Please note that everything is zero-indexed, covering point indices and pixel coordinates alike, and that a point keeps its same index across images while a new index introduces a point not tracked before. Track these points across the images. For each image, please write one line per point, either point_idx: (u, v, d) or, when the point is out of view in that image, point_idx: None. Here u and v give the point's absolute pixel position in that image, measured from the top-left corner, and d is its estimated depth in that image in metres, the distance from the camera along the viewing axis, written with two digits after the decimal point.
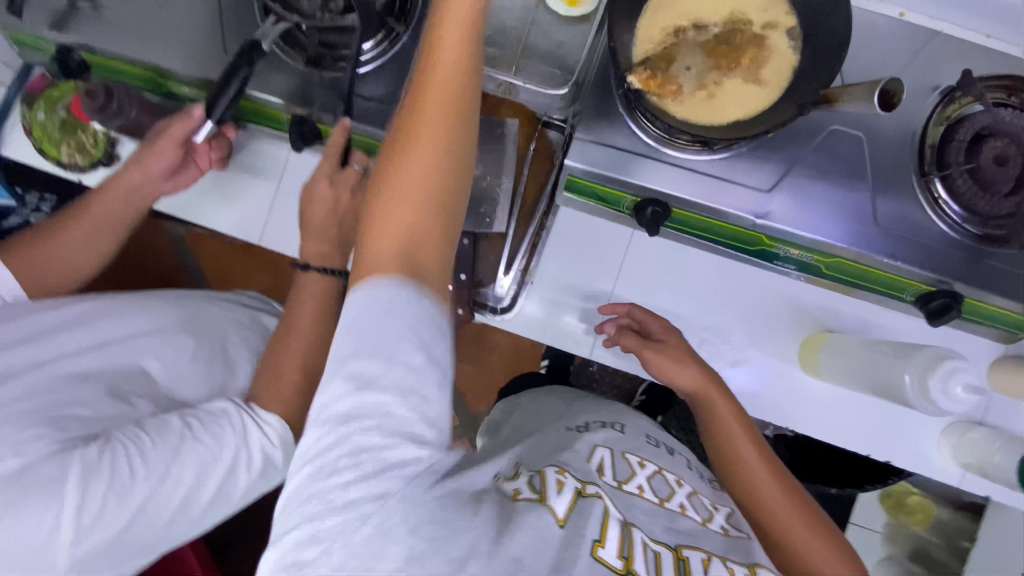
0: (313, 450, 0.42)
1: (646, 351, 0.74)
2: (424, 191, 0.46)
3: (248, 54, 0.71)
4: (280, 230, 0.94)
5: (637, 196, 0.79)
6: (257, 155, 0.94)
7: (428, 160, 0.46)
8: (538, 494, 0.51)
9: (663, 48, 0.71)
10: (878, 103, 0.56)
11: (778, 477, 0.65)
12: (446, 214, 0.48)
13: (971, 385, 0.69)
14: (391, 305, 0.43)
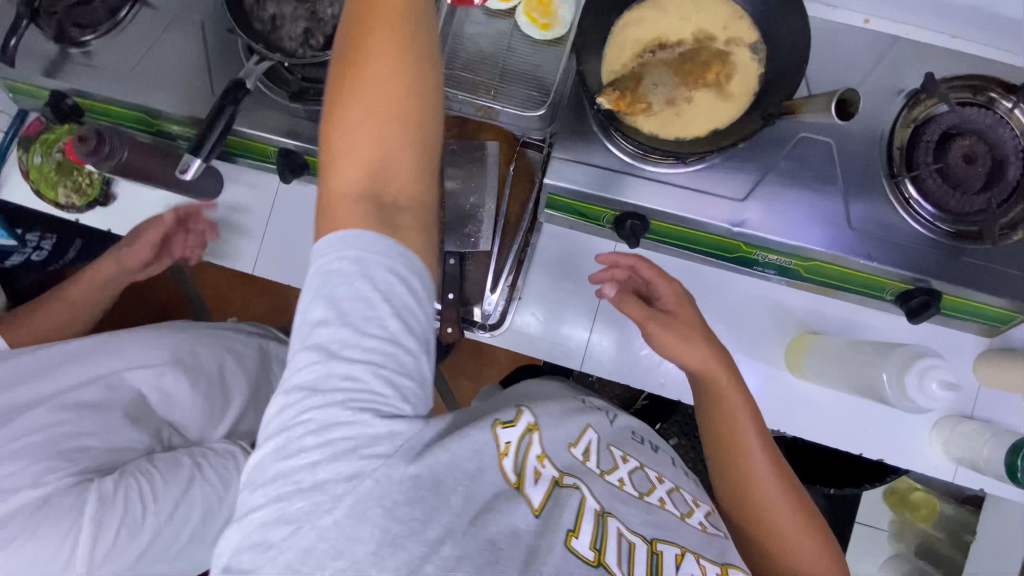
0: (281, 439, 0.44)
1: (650, 325, 0.68)
2: (391, 152, 0.49)
3: (234, 93, 0.74)
4: (272, 259, 0.96)
5: (617, 211, 0.82)
6: (247, 186, 0.96)
7: (389, 124, 0.48)
8: (517, 476, 0.52)
9: (630, 68, 0.74)
10: (836, 112, 0.59)
11: (780, 477, 0.65)
12: (417, 176, 0.50)
13: (946, 382, 0.71)
14: (365, 268, 0.45)
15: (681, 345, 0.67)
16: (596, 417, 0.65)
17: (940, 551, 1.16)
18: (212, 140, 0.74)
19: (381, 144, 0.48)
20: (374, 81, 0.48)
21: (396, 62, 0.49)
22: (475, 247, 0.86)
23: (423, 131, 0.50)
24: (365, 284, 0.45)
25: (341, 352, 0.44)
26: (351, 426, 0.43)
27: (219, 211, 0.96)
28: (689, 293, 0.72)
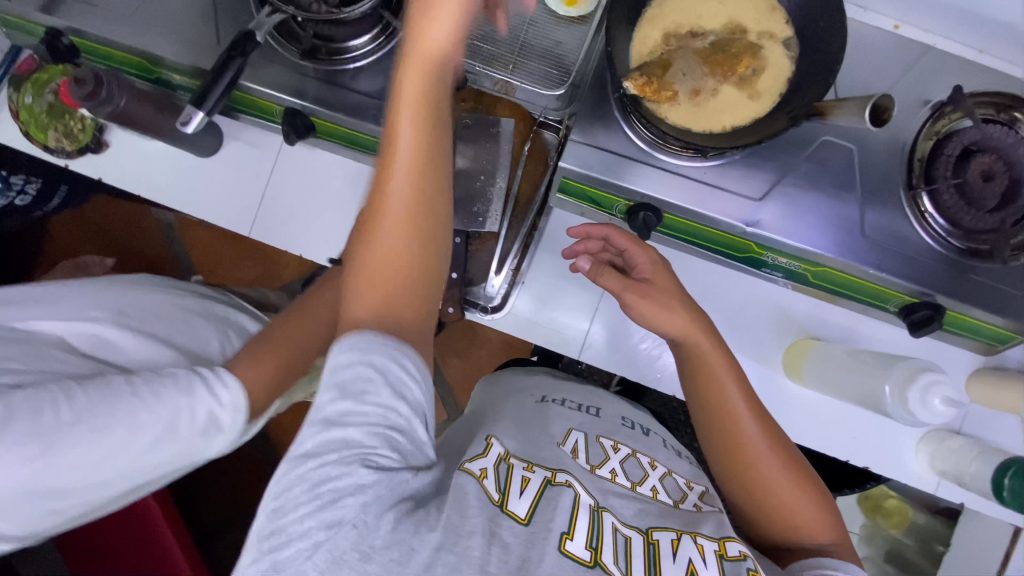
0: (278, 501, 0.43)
1: (629, 295, 0.68)
2: (401, 275, 0.49)
3: (241, 45, 0.71)
4: (270, 221, 0.93)
5: (630, 200, 0.80)
6: (248, 145, 0.93)
7: (404, 249, 0.49)
8: (501, 494, 0.52)
9: (659, 54, 0.72)
10: (869, 118, 0.57)
11: (783, 456, 0.63)
12: (426, 292, 0.51)
13: (950, 399, 0.69)
14: (364, 373, 0.44)
15: (660, 314, 0.66)
16: (580, 418, 0.72)
17: (908, 557, 1.19)
18: (216, 94, 0.70)
19: (385, 301, 0.48)
20: (395, 205, 0.49)
21: (422, 199, 0.50)
22: (483, 227, 0.86)
23: (432, 280, 0.51)
24: (367, 368, 0.44)
25: (341, 417, 0.43)
26: (347, 479, 0.42)
27: (218, 168, 0.93)
28: (663, 259, 0.71)
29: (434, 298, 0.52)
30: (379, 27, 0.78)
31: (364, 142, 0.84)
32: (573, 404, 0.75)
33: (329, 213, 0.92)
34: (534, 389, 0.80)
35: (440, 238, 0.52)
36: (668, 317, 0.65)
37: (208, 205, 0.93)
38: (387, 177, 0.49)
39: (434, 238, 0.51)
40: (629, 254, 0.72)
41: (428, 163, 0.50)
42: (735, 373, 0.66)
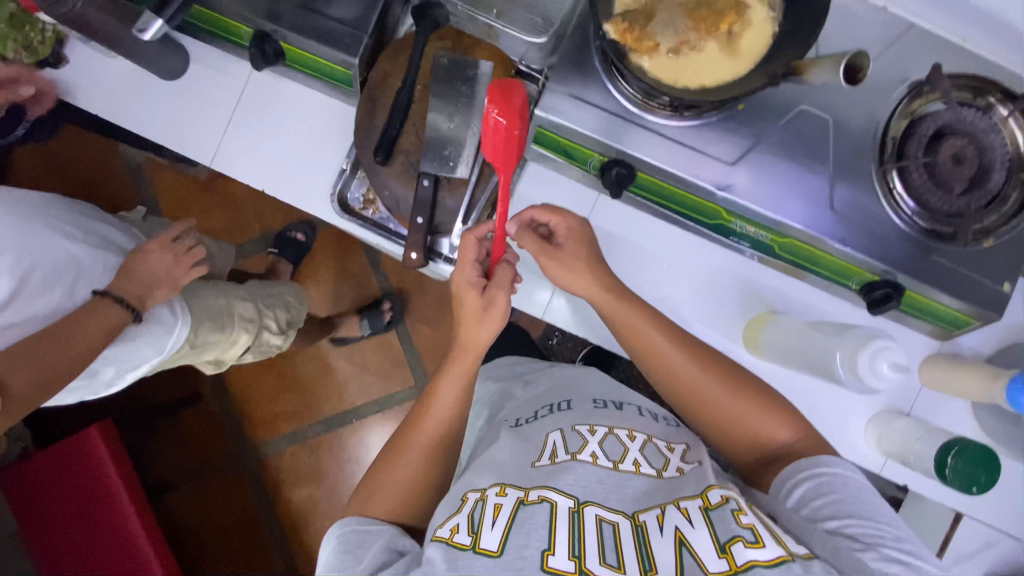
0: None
1: (543, 260, 0.71)
2: (411, 471, 0.66)
3: None
4: (233, 153, 0.89)
5: (604, 156, 0.79)
6: (213, 69, 0.88)
7: (422, 446, 0.67)
8: (473, 535, 0.56)
9: (642, 5, 0.70)
10: (843, 77, 0.57)
11: (716, 377, 0.68)
12: (426, 477, 0.67)
13: (898, 362, 0.70)
14: (361, 541, 0.61)
15: (566, 274, 0.71)
16: (555, 418, 0.71)
17: None
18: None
19: (399, 496, 0.65)
20: (409, 462, 0.66)
21: (436, 453, 0.67)
22: (452, 172, 0.80)
23: (431, 492, 0.67)
24: (345, 548, 0.60)
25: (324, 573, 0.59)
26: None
27: (180, 92, 0.89)
28: (582, 221, 0.73)
29: (437, 491, 0.68)
30: None
31: (338, 76, 0.81)
32: (545, 410, 0.74)
33: (297, 149, 0.89)
34: (511, 412, 0.79)
35: (432, 493, 0.67)
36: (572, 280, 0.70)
37: (171, 132, 0.89)
38: (421, 422, 0.69)
39: (449, 442, 0.69)
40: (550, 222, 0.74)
41: (440, 444, 0.68)
42: (647, 316, 0.70)
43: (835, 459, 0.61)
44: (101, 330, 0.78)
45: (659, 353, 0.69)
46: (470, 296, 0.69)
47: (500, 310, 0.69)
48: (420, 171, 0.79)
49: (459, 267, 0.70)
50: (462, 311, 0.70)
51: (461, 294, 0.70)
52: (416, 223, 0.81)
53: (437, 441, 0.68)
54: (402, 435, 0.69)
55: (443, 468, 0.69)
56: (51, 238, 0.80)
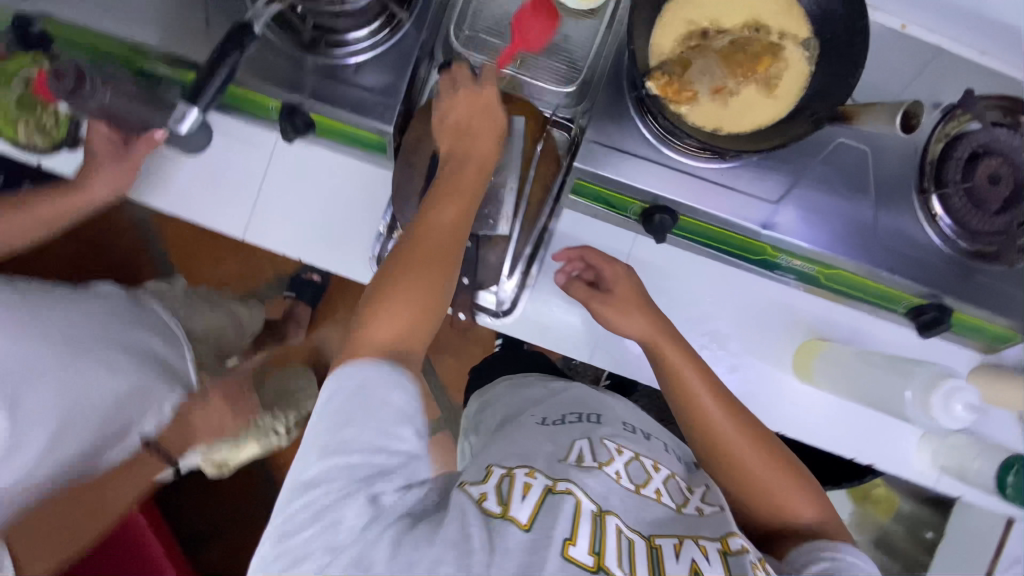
0: (285, 521, 0.50)
1: (594, 303, 0.73)
2: (418, 302, 0.57)
3: (239, 37, 0.66)
4: (266, 221, 0.89)
5: (645, 202, 0.79)
6: (239, 139, 0.88)
7: (420, 284, 0.57)
8: (503, 505, 0.53)
9: (678, 54, 0.69)
10: (900, 125, 0.57)
11: (744, 430, 0.64)
12: (429, 315, 0.58)
13: (970, 402, 0.71)
14: (364, 381, 0.52)
15: (620, 317, 0.70)
16: (578, 429, 0.67)
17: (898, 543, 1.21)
18: (209, 86, 0.66)
19: (393, 326, 0.55)
20: (417, 275, 0.57)
21: (451, 238, 0.60)
22: (494, 230, 0.80)
23: (437, 314, 0.58)
24: (370, 390, 0.51)
25: (341, 444, 0.50)
26: (342, 533, 0.48)
27: (207, 165, 0.88)
28: (630, 270, 0.75)
29: (431, 337, 0.58)
30: (382, 19, 0.74)
31: (370, 142, 0.81)
32: (572, 417, 0.70)
33: (333, 216, 0.89)
34: (533, 410, 0.74)
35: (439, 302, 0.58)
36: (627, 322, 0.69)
37: (204, 208, 0.89)
38: (424, 227, 0.60)
39: (449, 275, 0.59)
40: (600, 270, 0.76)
41: (455, 236, 0.60)
42: (689, 357, 0.67)
43: (854, 549, 0.57)
44: (135, 487, 0.79)
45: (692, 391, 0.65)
46: (482, 122, 0.69)
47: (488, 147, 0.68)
48: None
49: (467, 90, 0.70)
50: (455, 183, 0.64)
51: (474, 130, 0.68)
52: (462, 283, 0.80)
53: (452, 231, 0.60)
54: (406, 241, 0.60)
55: (435, 329, 0.59)
56: (100, 376, 0.72)
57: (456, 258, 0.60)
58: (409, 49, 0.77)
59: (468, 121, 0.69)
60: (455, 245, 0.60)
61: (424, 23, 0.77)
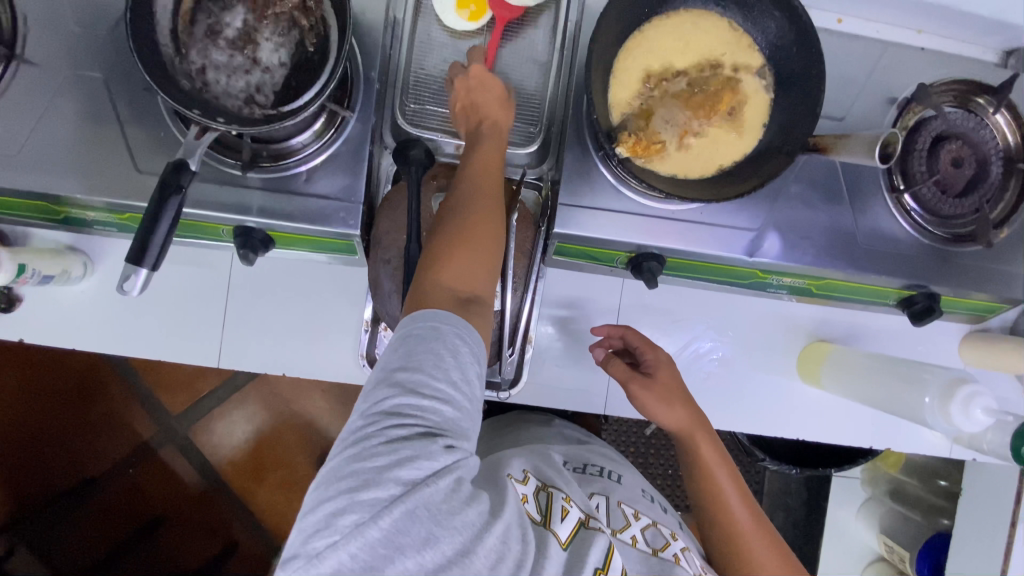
0: (355, 446, 0.48)
1: (633, 386, 0.71)
2: (480, 253, 0.60)
3: (173, 180, 0.58)
4: (241, 344, 0.83)
5: (630, 252, 0.77)
6: (194, 264, 0.81)
7: (484, 237, 0.60)
8: (543, 515, 0.60)
9: (639, 106, 0.68)
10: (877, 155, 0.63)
11: (772, 544, 0.65)
12: (490, 258, 0.61)
13: (990, 408, 0.69)
14: (432, 329, 0.53)
15: (662, 408, 0.69)
16: (604, 485, 0.73)
17: (911, 492, 1.27)
18: (160, 238, 0.58)
19: (466, 273, 0.58)
20: (477, 232, 0.60)
21: (491, 203, 0.63)
22: None
23: (491, 260, 0.61)
24: (438, 343, 0.52)
25: (413, 387, 0.50)
26: (415, 468, 0.46)
27: (167, 300, 0.82)
28: (672, 359, 0.74)
29: (492, 270, 0.61)
30: (326, 119, 0.70)
31: (335, 246, 0.76)
32: (594, 469, 0.77)
33: (310, 321, 0.84)
34: (556, 447, 0.80)
35: (482, 197, 0.63)
36: (669, 413, 0.68)
37: (173, 344, 0.82)
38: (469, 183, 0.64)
39: (498, 218, 0.63)
40: (641, 353, 0.75)
41: (495, 194, 0.64)
42: (721, 461, 0.68)
43: None
44: None
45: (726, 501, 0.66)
46: (483, 97, 0.70)
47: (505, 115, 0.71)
48: None
49: (458, 76, 0.71)
50: (481, 148, 0.67)
51: (479, 106, 0.70)
52: None
53: (492, 190, 0.64)
54: (454, 204, 0.62)
55: (496, 262, 0.62)
56: None
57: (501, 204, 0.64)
58: (359, 143, 0.72)
59: (471, 100, 0.71)
60: (496, 197, 0.64)
61: (369, 112, 0.73)
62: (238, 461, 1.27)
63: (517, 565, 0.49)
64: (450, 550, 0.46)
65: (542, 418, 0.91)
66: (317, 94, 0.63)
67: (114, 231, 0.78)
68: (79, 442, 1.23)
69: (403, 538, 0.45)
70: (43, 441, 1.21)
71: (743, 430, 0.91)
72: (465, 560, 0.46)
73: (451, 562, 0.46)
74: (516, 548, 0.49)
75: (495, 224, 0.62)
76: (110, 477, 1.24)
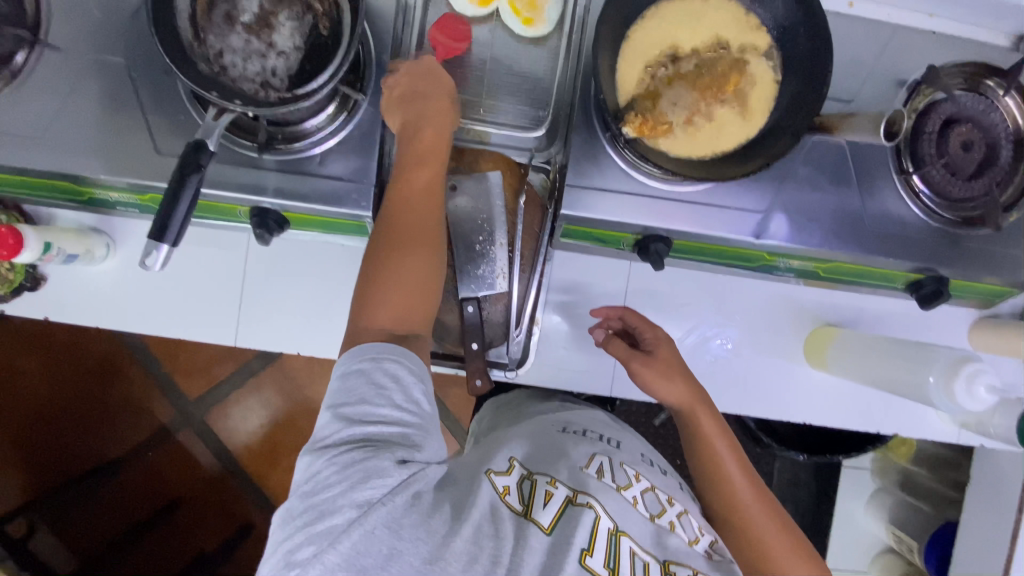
0: (308, 483, 0.53)
1: (635, 364, 0.74)
2: (413, 287, 0.64)
3: (196, 158, 0.61)
4: (257, 324, 0.86)
5: (637, 233, 0.78)
6: (213, 245, 0.84)
7: (420, 267, 0.65)
8: (525, 505, 0.59)
9: (646, 87, 0.69)
10: (881, 133, 0.65)
11: (769, 509, 0.69)
12: (427, 293, 0.65)
13: (993, 385, 0.69)
14: (371, 362, 0.57)
15: (661, 383, 0.72)
16: (603, 447, 0.74)
17: (921, 482, 1.26)
18: (178, 219, 0.60)
19: (401, 314, 0.63)
20: (415, 261, 0.64)
21: (430, 217, 0.67)
22: (492, 288, 0.80)
23: (427, 293, 0.65)
24: (378, 374, 0.56)
25: (358, 418, 0.55)
26: (368, 489, 0.51)
27: (186, 280, 0.84)
28: (670, 336, 0.77)
29: (429, 308, 0.66)
30: (337, 101, 0.72)
31: (348, 227, 0.77)
32: (594, 434, 0.77)
33: (324, 302, 0.86)
34: (553, 417, 0.81)
35: (422, 222, 0.67)
36: (666, 387, 0.72)
37: (192, 324, 0.85)
38: (408, 205, 0.67)
39: (437, 255, 0.66)
40: (640, 333, 0.78)
41: (434, 209, 0.68)
42: (720, 429, 0.72)
43: None
44: None
45: (723, 467, 0.70)
46: (425, 87, 0.71)
47: (445, 111, 0.71)
48: (460, 298, 0.79)
49: (403, 65, 0.72)
50: (414, 154, 0.68)
51: (422, 94, 0.71)
52: (471, 349, 0.79)
53: (431, 207, 0.68)
54: (388, 217, 0.66)
55: (433, 299, 0.66)
56: None
57: (441, 228, 0.68)
58: (372, 126, 0.74)
59: (411, 87, 0.71)
60: (438, 214, 0.68)
61: (381, 95, 0.75)
62: (253, 446, 1.30)
63: (491, 563, 0.53)
64: (415, 560, 0.51)
65: (541, 395, 0.91)
66: (330, 78, 0.64)
67: (135, 212, 0.80)
68: (100, 422, 1.27)
69: (365, 560, 0.50)
70: (67, 420, 1.25)
71: (749, 413, 0.92)
72: (434, 566, 0.51)
73: (420, 569, 0.50)
74: (487, 549, 0.54)
75: (433, 249, 0.66)
76: (129, 459, 1.27)
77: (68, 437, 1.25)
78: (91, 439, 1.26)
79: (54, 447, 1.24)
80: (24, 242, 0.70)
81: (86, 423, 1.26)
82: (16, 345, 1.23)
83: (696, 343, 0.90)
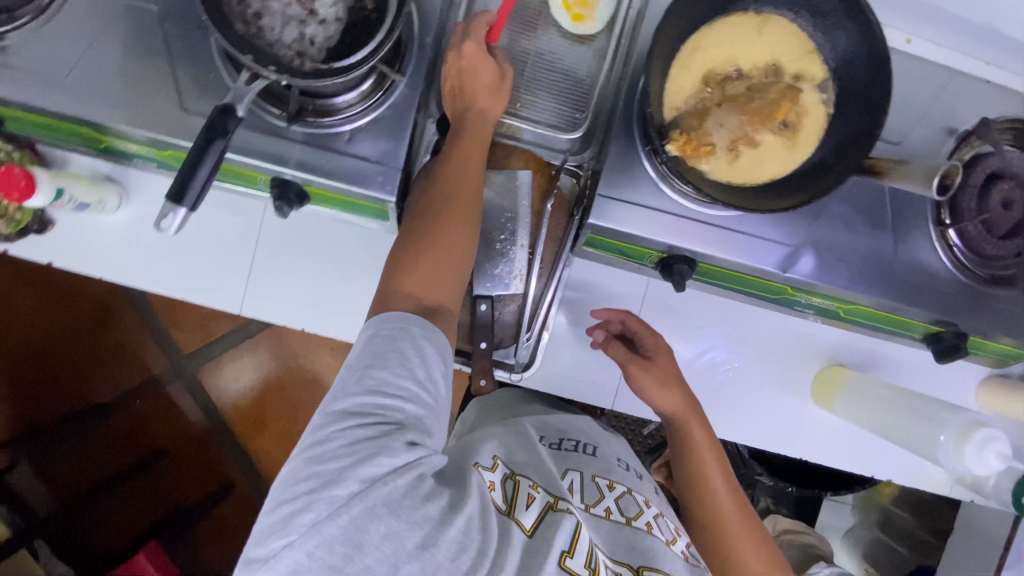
0: (312, 449, 0.49)
1: (632, 367, 0.72)
2: (446, 257, 0.59)
3: (221, 123, 0.58)
4: (261, 296, 0.84)
5: (662, 251, 0.77)
6: (230, 209, 0.82)
7: (458, 243, 0.60)
8: (507, 505, 0.58)
9: (695, 103, 0.66)
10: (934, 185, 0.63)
11: (749, 527, 0.67)
12: (460, 264, 0.60)
13: (1005, 454, 0.69)
14: (392, 332, 0.53)
15: (656, 390, 0.70)
16: (579, 459, 0.72)
17: (901, 525, 1.27)
18: (197, 184, 0.56)
19: (431, 281, 0.58)
20: (452, 237, 0.60)
21: (464, 200, 0.62)
22: (507, 289, 0.78)
23: (453, 268, 0.60)
24: (406, 345, 0.53)
25: (375, 387, 0.51)
26: (375, 466, 0.47)
27: (198, 241, 0.82)
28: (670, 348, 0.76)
29: (461, 279, 0.61)
30: (375, 80, 0.69)
31: (370, 209, 0.75)
32: (571, 444, 0.76)
33: (333, 280, 0.85)
34: (533, 420, 0.79)
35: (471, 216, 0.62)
36: (664, 395, 0.70)
37: (197, 286, 0.83)
38: (462, 167, 0.63)
39: (470, 237, 0.62)
40: (640, 339, 0.77)
41: (473, 212, 0.63)
42: (710, 440, 0.71)
43: None
44: None
45: (708, 480, 0.69)
46: (472, 83, 0.67)
47: (499, 101, 0.68)
48: (474, 295, 0.77)
49: (450, 55, 0.67)
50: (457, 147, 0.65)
51: (467, 91, 0.67)
52: (478, 347, 0.78)
53: (473, 204, 0.63)
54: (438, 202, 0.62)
55: (463, 275, 0.61)
56: None
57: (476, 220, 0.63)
58: (406, 111, 0.72)
59: (460, 83, 0.67)
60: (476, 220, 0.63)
61: (419, 79, 0.72)
62: (241, 406, 1.29)
63: (478, 556, 0.49)
64: (410, 543, 0.47)
65: (527, 393, 0.88)
66: (369, 55, 0.62)
67: (152, 166, 0.78)
68: (92, 366, 1.25)
69: (362, 536, 0.46)
70: (57, 361, 1.23)
71: (746, 443, 0.91)
72: (426, 552, 0.47)
73: (410, 555, 0.47)
74: (477, 539, 0.50)
75: (471, 235, 0.62)
76: (116, 406, 1.25)
77: (56, 379, 1.23)
78: (80, 384, 1.24)
79: (40, 387, 1.22)
80: (37, 185, 0.69)
81: (77, 367, 1.24)
82: (13, 279, 1.20)
83: (704, 366, 0.89)
